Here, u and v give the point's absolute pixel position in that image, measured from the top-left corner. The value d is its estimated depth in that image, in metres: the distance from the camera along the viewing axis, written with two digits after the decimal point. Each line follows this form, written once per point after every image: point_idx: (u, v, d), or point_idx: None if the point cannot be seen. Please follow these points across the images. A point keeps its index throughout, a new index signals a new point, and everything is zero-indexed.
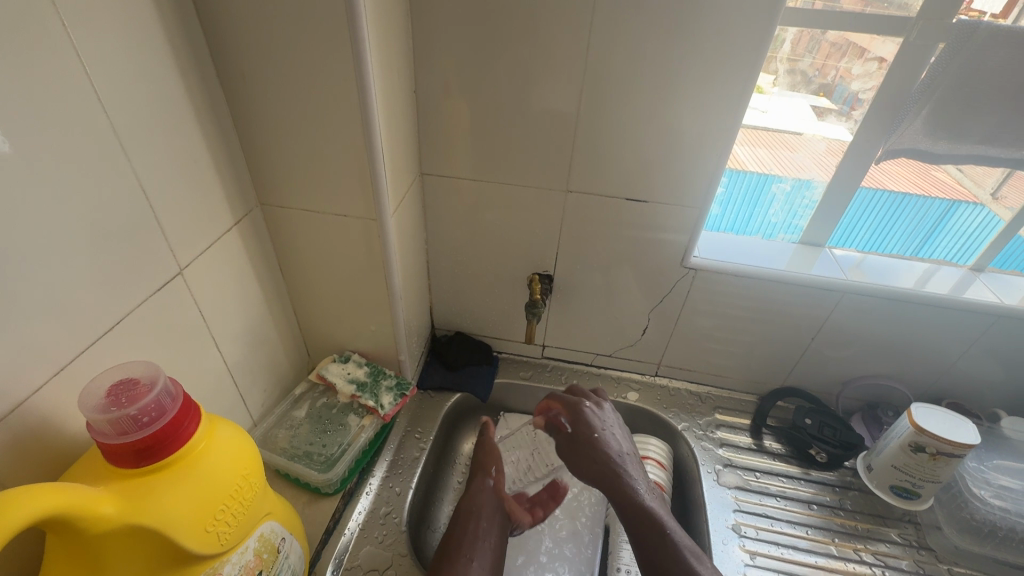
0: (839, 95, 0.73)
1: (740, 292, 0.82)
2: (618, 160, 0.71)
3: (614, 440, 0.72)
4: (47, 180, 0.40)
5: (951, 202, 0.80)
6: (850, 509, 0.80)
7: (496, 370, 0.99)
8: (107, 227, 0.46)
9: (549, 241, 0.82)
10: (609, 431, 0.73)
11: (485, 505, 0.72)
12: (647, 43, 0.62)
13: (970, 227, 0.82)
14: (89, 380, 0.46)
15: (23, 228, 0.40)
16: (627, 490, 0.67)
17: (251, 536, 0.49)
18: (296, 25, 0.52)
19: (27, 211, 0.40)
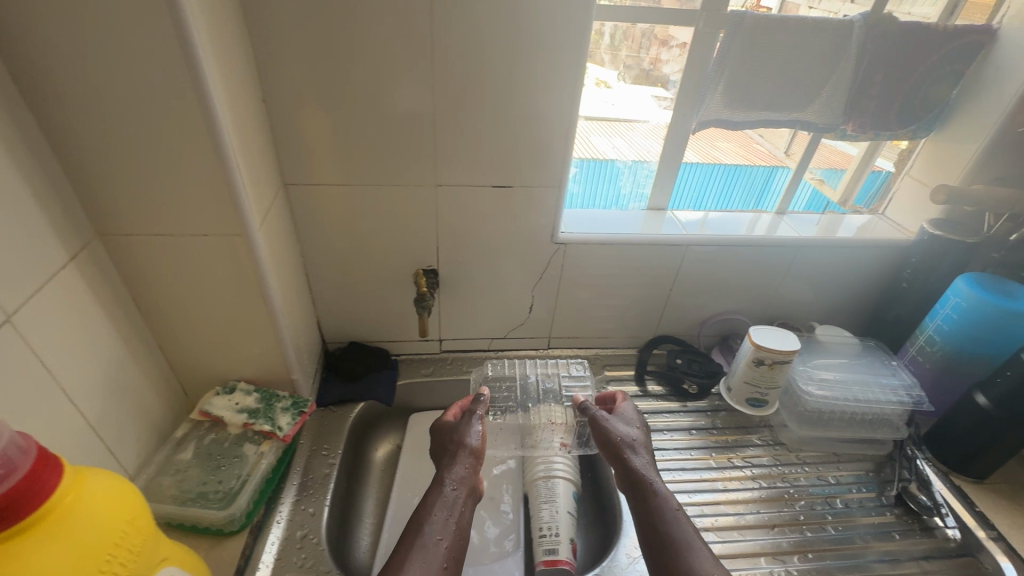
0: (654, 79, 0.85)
1: (606, 258, 0.92)
2: (479, 150, 0.76)
3: (627, 426, 0.77)
4: None
5: (735, 166, 0.96)
6: (720, 427, 0.94)
7: (397, 373, 0.99)
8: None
9: (428, 236, 0.85)
10: (626, 420, 0.78)
11: (461, 472, 0.68)
12: (486, 39, 0.67)
13: (759, 182, 0.99)
14: None
15: None
16: (630, 469, 0.70)
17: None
18: (112, 36, 0.49)
19: None
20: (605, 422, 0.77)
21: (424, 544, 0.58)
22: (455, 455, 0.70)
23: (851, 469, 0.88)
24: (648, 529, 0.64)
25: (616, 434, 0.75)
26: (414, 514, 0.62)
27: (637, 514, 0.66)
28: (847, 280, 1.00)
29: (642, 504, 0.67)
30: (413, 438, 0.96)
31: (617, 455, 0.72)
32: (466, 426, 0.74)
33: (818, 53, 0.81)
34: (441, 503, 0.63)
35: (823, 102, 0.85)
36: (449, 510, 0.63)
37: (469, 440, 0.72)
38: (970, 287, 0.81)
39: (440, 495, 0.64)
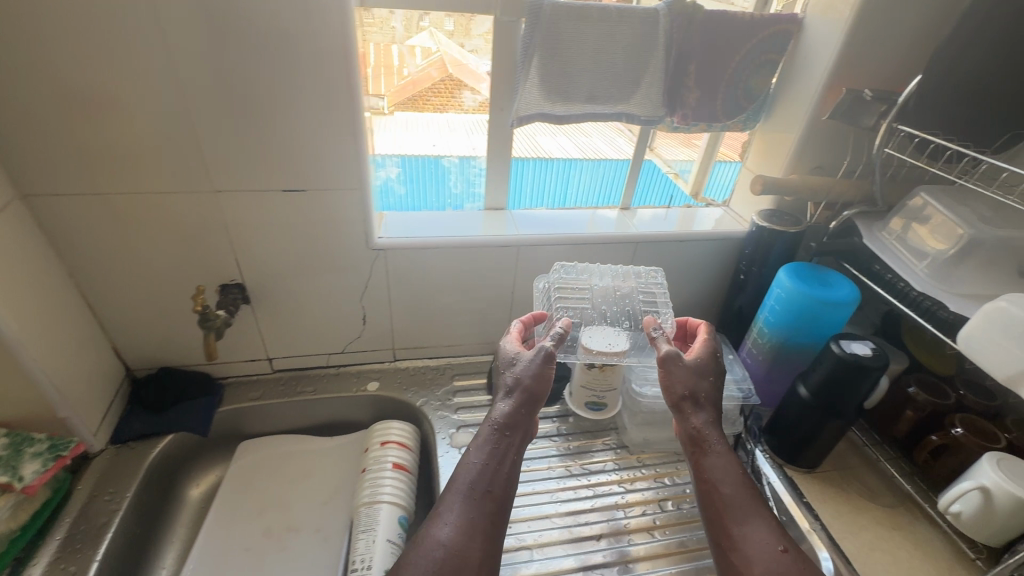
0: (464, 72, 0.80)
1: (434, 263, 0.87)
2: (257, 151, 0.69)
3: (680, 367, 0.70)
4: None
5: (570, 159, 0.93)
6: (565, 433, 0.90)
7: (220, 399, 0.90)
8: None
9: (223, 248, 0.77)
10: (684, 367, 0.70)
11: (488, 432, 0.65)
12: (230, 27, 0.60)
13: (604, 174, 0.96)
14: None
15: None
16: (691, 425, 0.68)
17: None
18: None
19: None
20: (674, 366, 0.70)
21: (451, 511, 0.59)
22: (510, 393, 0.68)
23: (689, 468, 0.87)
24: (707, 491, 0.64)
25: (675, 384, 0.69)
26: (454, 469, 0.63)
27: (699, 472, 0.66)
28: (692, 275, 0.99)
29: (704, 462, 0.66)
30: (236, 470, 0.88)
31: (678, 409, 0.69)
32: (524, 361, 0.70)
33: (627, 43, 0.78)
34: (488, 447, 0.64)
35: (643, 94, 0.83)
36: (497, 459, 0.64)
37: (523, 376, 0.69)
38: (790, 279, 0.80)
39: (488, 441, 0.65)
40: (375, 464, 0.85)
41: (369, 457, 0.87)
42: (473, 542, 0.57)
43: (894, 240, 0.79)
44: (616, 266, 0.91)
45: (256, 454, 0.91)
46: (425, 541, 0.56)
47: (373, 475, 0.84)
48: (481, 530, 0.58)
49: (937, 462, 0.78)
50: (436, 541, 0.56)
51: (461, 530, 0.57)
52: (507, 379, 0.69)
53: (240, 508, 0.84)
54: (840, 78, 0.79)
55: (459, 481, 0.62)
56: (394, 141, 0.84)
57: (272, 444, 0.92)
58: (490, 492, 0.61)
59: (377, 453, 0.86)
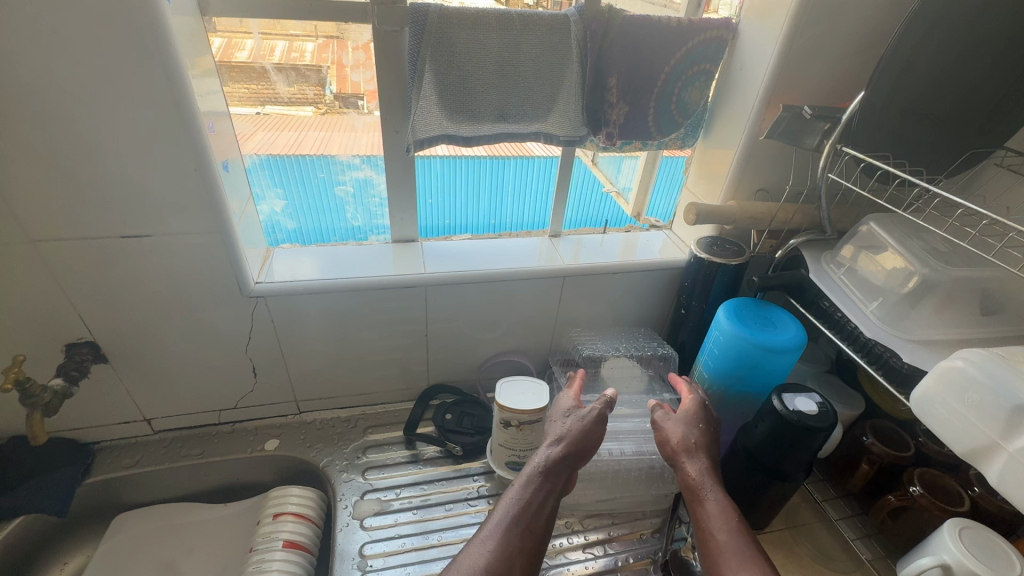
0: (348, 91, 0.69)
1: (329, 308, 0.76)
2: (78, 191, 0.57)
3: (671, 424, 0.67)
4: None
5: (486, 183, 0.83)
6: (487, 495, 0.80)
7: (87, 469, 0.78)
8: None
9: (60, 304, 0.64)
10: (683, 420, 0.68)
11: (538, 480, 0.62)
12: (15, 46, 0.48)
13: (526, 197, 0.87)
14: None
15: None
16: (686, 473, 0.63)
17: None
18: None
19: None
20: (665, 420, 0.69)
21: (489, 540, 0.57)
22: (558, 442, 0.65)
23: (624, 534, 0.77)
24: (708, 538, 0.58)
25: (668, 436, 0.67)
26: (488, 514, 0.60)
27: (696, 523, 0.61)
28: (630, 308, 0.89)
29: (701, 511, 0.61)
30: (104, 553, 0.76)
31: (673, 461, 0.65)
32: (582, 414, 0.67)
33: (534, 54, 0.68)
34: (530, 491, 0.61)
35: (560, 111, 0.72)
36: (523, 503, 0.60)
37: (574, 427, 0.66)
38: (728, 319, 0.71)
39: (544, 482, 0.62)
40: (265, 542, 0.74)
41: (259, 533, 0.76)
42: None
43: (844, 274, 0.70)
44: (609, 330, 0.90)
45: (130, 532, 0.79)
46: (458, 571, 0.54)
47: (260, 556, 0.72)
48: (521, 564, 0.56)
49: (895, 524, 0.69)
50: (474, 568, 0.54)
51: (497, 565, 0.54)
52: (558, 428, 0.67)
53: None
54: (777, 91, 0.70)
55: (497, 518, 0.59)
56: (274, 172, 0.72)
57: (151, 518, 0.80)
58: (532, 531, 0.58)
59: (270, 527, 0.75)
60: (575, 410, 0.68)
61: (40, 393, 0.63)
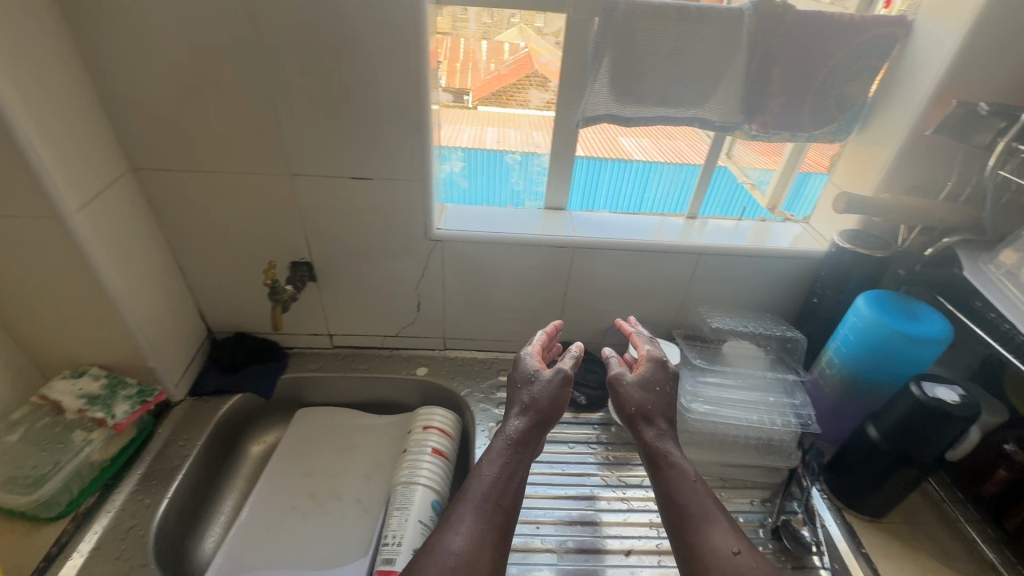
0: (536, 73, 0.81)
1: (489, 258, 0.88)
2: (329, 138, 0.73)
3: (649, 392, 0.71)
4: None
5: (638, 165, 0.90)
6: (605, 442, 0.88)
7: (283, 367, 0.97)
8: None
9: (296, 228, 0.82)
10: (641, 386, 0.71)
11: (500, 449, 0.67)
12: (317, 23, 0.64)
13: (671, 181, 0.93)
14: None
15: None
16: (646, 439, 0.67)
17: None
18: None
19: None
20: (620, 386, 0.72)
21: (462, 522, 0.59)
22: (526, 411, 0.70)
23: (734, 497, 0.81)
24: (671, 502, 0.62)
25: (627, 401, 0.70)
26: (466, 482, 0.64)
27: (661, 489, 0.64)
28: (758, 293, 0.93)
29: (663, 477, 0.65)
30: (292, 434, 0.95)
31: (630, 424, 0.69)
32: (542, 380, 0.72)
33: (705, 45, 0.74)
34: (498, 462, 0.66)
35: (720, 99, 0.79)
36: (509, 472, 0.65)
37: (536, 398, 0.71)
38: (869, 307, 0.73)
39: (492, 454, 0.67)
40: (417, 446, 0.88)
41: (412, 439, 0.90)
42: (485, 552, 0.58)
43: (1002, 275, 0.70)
44: (737, 313, 0.95)
45: (311, 422, 0.97)
46: (439, 552, 0.56)
47: (413, 456, 0.87)
48: (496, 537, 0.60)
49: None
50: (455, 541, 0.58)
51: (471, 539, 0.58)
52: (524, 397, 0.71)
53: (292, 470, 0.90)
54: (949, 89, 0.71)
55: (481, 487, 0.63)
56: (460, 141, 0.86)
57: (325, 414, 0.99)
58: (500, 506, 0.62)
59: (420, 435, 0.90)
60: (540, 377, 0.73)
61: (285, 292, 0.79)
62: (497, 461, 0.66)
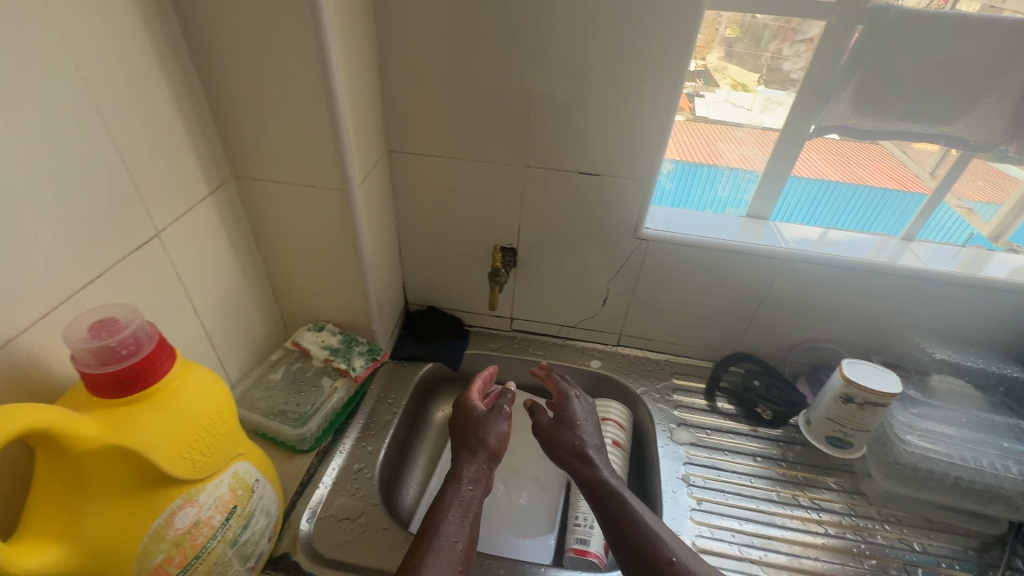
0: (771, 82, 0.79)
1: (689, 261, 0.89)
2: (570, 133, 0.76)
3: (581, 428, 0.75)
4: (63, 135, 0.47)
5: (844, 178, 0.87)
6: (792, 461, 0.86)
7: (467, 343, 1.04)
8: (63, 195, 0.48)
9: (512, 216, 0.87)
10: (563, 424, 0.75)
11: (475, 474, 0.70)
12: (592, 24, 0.67)
13: (889, 198, 0.89)
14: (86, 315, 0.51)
15: (26, 176, 0.45)
16: (585, 475, 0.69)
17: (155, 524, 0.47)
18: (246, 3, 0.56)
19: (36, 164, 0.45)
20: (557, 428, 0.75)
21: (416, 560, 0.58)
22: (473, 453, 0.72)
23: (944, 541, 0.76)
24: (619, 540, 0.61)
25: (562, 441, 0.73)
26: (430, 518, 0.64)
27: (608, 527, 0.63)
28: (980, 327, 0.86)
29: (607, 513, 0.64)
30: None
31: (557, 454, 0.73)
32: (488, 422, 0.76)
33: (982, 57, 0.69)
34: (457, 503, 0.66)
35: (980, 116, 0.73)
36: (463, 513, 0.66)
37: (489, 439, 0.74)
38: None
39: (458, 493, 0.68)
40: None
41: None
42: None
43: None
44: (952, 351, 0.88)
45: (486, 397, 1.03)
46: None
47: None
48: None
49: None
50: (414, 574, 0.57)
51: None
52: (472, 439, 0.73)
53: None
54: None
55: (441, 528, 0.63)
56: (674, 153, 0.86)
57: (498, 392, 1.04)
58: (457, 547, 0.62)
59: (598, 425, 0.91)
60: (488, 418, 0.77)
61: (505, 276, 0.85)
62: (468, 487, 0.69)
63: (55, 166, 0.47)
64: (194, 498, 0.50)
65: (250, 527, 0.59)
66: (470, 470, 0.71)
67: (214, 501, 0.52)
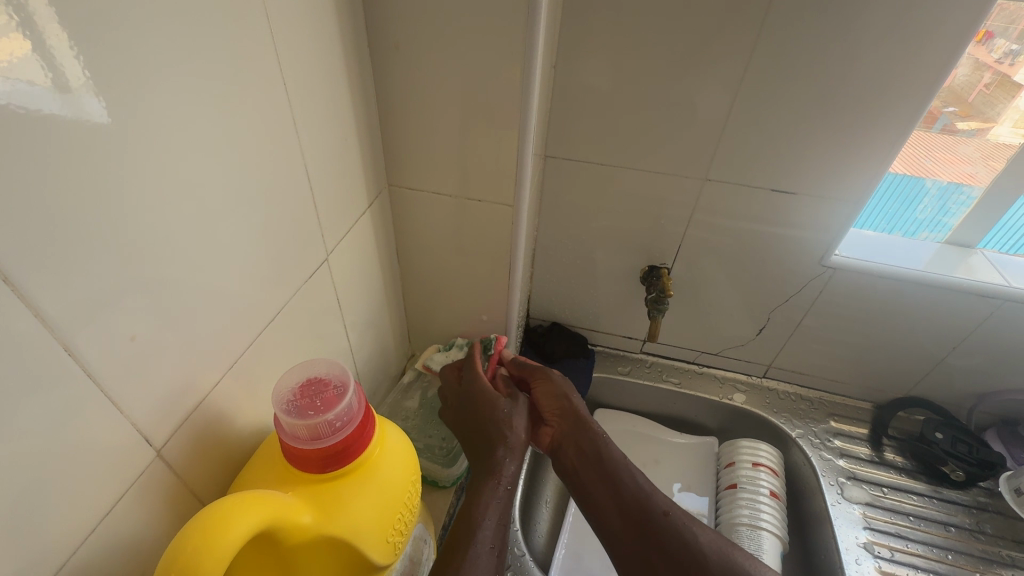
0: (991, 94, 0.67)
1: (877, 293, 0.76)
2: (768, 144, 0.65)
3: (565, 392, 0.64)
4: (261, 151, 0.40)
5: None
6: (991, 534, 0.74)
7: (593, 364, 0.94)
8: (259, 223, 0.41)
9: (674, 233, 0.77)
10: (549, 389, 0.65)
11: (510, 475, 0.56)
12: (831, 17, 0.55)
13: None
14: (265, 355, 0.45)
15: (228, 203, 0.38)
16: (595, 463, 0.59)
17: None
18: None
19: (236, 188, 0.38)
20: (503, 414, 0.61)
21: None
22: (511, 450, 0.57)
23: None
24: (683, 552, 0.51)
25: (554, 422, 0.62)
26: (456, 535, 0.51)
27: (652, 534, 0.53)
28: None
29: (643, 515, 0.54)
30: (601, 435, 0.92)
31: (561, 423, 0.63)
32: (511, 412, 0.61)
33: None
34: (496, 512, 0.53)
35: None
36: (502, 519, 0.53)
37: (514, 433, 0.60)
38: None
39: (490, 497, 0.54)
40: (750, 484, 0.79)
41: (739, 473, 0.81)
42: None
43: None
44: None
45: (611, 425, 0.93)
46: None
47: (748, 495, 0.79)
48: None
49: None
50: None
51: None
52: (501, 436, 0.59)
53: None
54: None
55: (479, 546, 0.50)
56: None
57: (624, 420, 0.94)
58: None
59: (750, 471, 0.80)
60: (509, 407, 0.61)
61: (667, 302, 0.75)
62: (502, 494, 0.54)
63: (255, 190, 0.40)
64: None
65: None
66: (508, 467, 0.57)
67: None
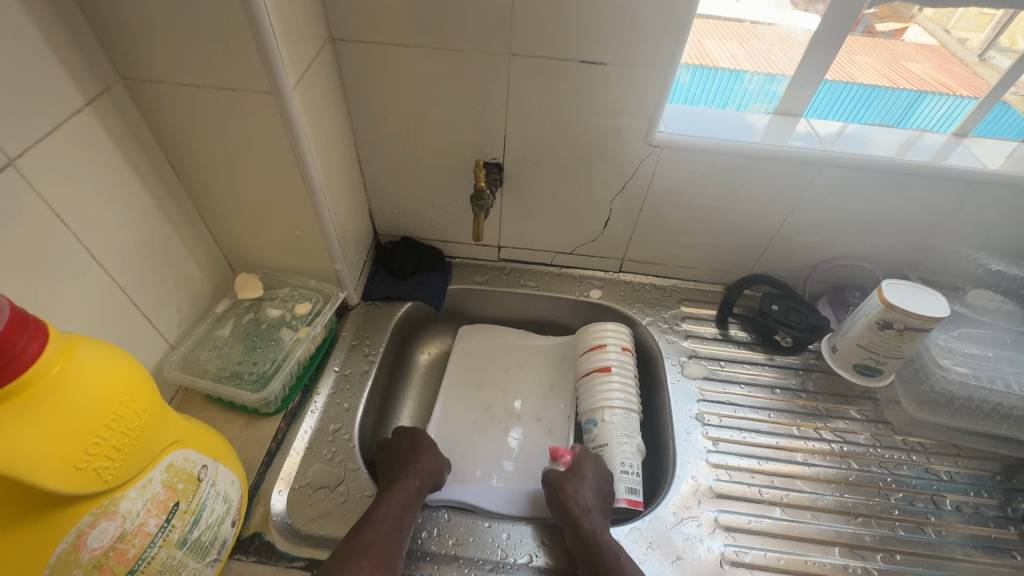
0: None
1: (707, 171, 0.75)
2: (562, 8, 0.59)
3: (582, 490, 0.63)
4: None
5: (918, 92, 0.73)
6: (812, 391, 0.79)
7: (449, 276, 0.91)
8: None
9: (497, 121, 0.71)
10: (586, 483, 0.64)
11: (411, 495, 0.61)
12: None
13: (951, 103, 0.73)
14: None
15: None
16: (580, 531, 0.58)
17: (58, 551, 0.36)
18: None
19: None
20: (426, 451, 0.67)
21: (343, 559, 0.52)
22: (414, 471, 0.63)
23: (973, 467, 0.72)
24: None
25: (573, 487, 0.63)
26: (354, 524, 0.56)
27: None
28: None
29: None
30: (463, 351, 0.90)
31: (560, 500, 0.62)
32: (432, 450, 0.68)
33: None
34: (396, 505, 0.59)
35: None
36: (401, 520, 0.58)
37: (428, 463, 0.66)
38: None
39: (393, 496, 0.60)
40: (621, 367, 0.78)
41: (611, 357, 0.79)
42: None
43: None
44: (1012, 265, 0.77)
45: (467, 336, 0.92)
46: None
47: (621, 378, 0.77)
48: None
49: None
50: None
51: None
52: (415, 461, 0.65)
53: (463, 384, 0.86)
54: None
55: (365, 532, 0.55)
56: (703, 54, 0.73)
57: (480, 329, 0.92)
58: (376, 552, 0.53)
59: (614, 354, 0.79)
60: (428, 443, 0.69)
61: (489, 201, 0.72)
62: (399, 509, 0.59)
63: None
64: (113, 509, 0.39)
65: (204, 518, 0.49)
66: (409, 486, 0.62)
67: (143, 506, 0.42)
